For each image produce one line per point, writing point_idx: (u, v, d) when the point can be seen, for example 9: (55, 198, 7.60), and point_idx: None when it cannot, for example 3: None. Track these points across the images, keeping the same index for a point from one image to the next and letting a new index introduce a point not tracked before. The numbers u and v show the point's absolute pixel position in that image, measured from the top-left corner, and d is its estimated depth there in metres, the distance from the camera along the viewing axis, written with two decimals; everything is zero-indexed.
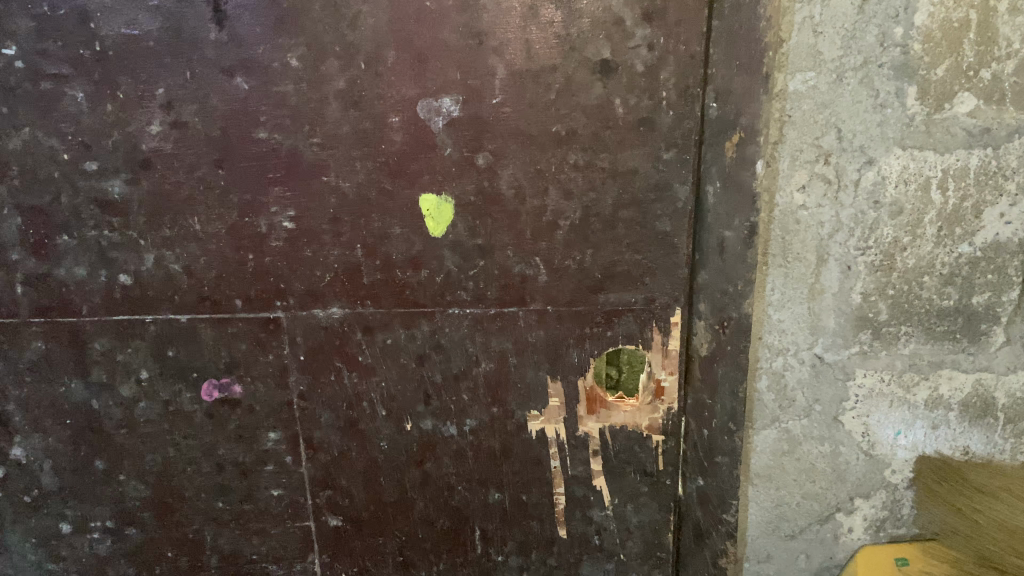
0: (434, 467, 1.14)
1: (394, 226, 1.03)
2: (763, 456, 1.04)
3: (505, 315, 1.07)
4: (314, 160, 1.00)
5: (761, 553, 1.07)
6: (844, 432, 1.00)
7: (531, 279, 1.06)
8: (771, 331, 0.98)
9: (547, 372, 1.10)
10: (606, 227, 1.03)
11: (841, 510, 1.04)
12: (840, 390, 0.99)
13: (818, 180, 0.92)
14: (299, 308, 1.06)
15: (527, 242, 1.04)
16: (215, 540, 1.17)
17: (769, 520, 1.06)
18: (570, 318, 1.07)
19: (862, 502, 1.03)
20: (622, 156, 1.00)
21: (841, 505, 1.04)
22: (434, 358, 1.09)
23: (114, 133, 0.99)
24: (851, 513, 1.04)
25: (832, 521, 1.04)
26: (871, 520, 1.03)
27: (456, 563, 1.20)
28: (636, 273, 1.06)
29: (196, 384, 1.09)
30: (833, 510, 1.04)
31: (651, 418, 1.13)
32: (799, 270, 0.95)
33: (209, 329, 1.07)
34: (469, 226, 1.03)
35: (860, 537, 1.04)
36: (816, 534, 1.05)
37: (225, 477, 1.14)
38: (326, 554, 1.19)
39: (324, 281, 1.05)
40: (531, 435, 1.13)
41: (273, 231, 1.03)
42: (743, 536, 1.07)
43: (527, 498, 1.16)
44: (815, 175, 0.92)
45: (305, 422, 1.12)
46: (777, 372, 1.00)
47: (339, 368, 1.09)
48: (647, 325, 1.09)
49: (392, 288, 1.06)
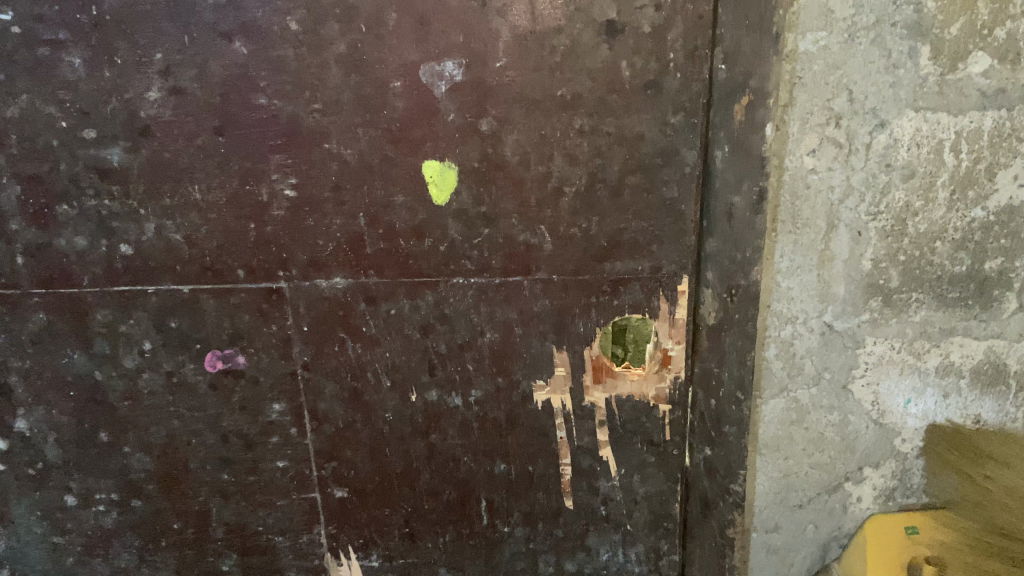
0: (439, 439, 1.14)
1: (397, 194, 1.01)
2: (772, 427, 1.02)
3: (510, 284, 1.06)
4: (316, 127, 0.98)
5: (769, 524, 1.07)
6: (853, 400, 1.01)
7: (536, 248, 1.04)
8: (780, 298, 0.97)
9: (553, 342, 1.09)
10: (612, 194, 1.02)
11: (850, 480, 1.05)
12: (849, 358, 0.99)
13: (829, 143, 0.90)
14: (301, 279, 1.05)
15: (532, 211, 1.02)
16: (220, 512, 1.17)
17: (776, 491, 1.06)
18: (576, 287, 1.06)
19: (870, 472, 1.04)
20: (628, 121, 0.98)
21: (850, 475, 1.04)
22: (439, 328, 1.08)
23: (111, 99, 0.97)
24: (859, 483, 1.05)
25: (841, 491, 1.05)
26: (880, 489, 1.05)
27: (462, 535, 1.19)
28: (643, 241, 1.04)
29: (199, 355, 1.08)
30: (842, 479, 1.05)
31: (657, 388, 1.11)
32: (808, 235, 0.94)
33: (212, 300, 1.06)
34: (473, 194, 1.02)
35: (869, 506, 1.05)
36: (825, 504, 1.06)
37: (229, 449, 1.13)
38: (332, 525, 1.19)
39: (327, 250, 1.04)
40: (537, 406, 1.12)
41: (275, 199, 1.01)
42: (751, 506, 1.06)
43: (533, 470, 1.15)
44: (826, 139, 0.90)
45: (309, 394, 1.11)
46: (786, 340, 0.98)
47: (343, 338, 1.08)
48: (654, 294, 1.07)
49: (396, 258, 1.04)
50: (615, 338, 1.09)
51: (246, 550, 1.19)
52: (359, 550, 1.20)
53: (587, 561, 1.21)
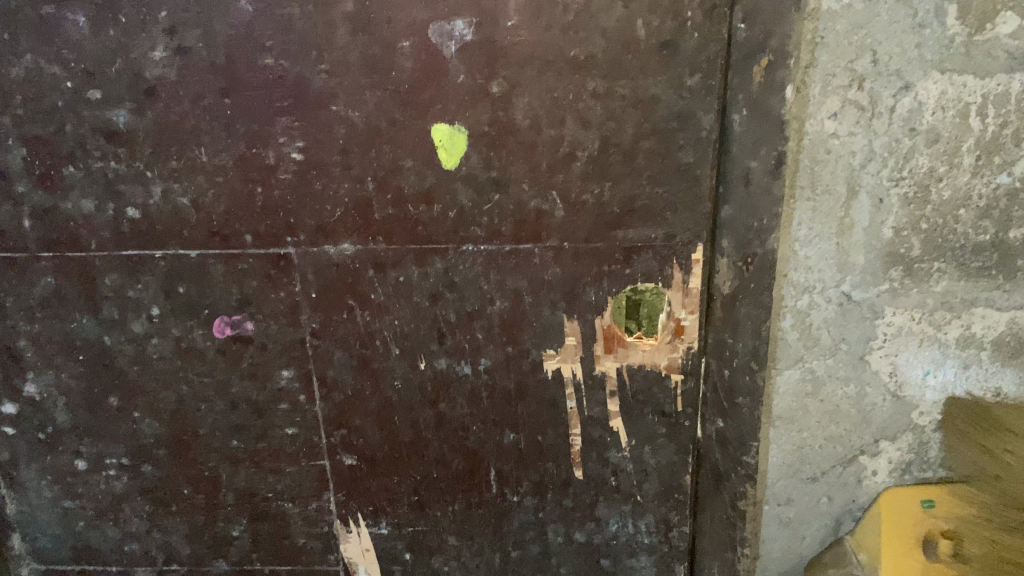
0: (448, 407, 1.13)
1: (405, 159, 0.99)
2: (786, 399, 1.01)
3: (520, 252, 1.04)
4: (323, 89, 0.96)
5: (781, 497, 1.06)
6: (870, 372, 0.99)
7: (547, 215, 1.02)
8: (797, 267, 0.95)
9: (563, 311, 1.07)
10: (625, 159, 0.99)
11: (866, 453, 1.03)
12: (867, 328, 0.97)
13: (851, 106, 0.88)
14: (309, 245, 1.04)
15: (543, 176, 1.00)
16: (230, 478, 1.17)
17: (789, 464, 1.04)
18: (588, 256, 1.04)
19: (887, 445, 1.02)
20: (643, 82, 0.96)
21: (865, 448, 1.03)
22: (448, 296, 1.06)
23: (116, 59, 0.95)
24: (875, 456, 1.03)
25: (856, 464, 1.04)
26: (896, 463, 1.03)
27: (471, 503, 1.19)
28: (657, 208, 1.02)
29: (208, 321, 1.07)
30: (857, 452, 1.03)
31: (670, 358, 1.09)
32: (827, 202, 0.92)
33: (219, 266, 1.04)
34: (483, 158, 0.99)
35: (884, 480, 1.04)
36: (839, 477, 1.05)
37: (238, 415, 1.13)
38: (341, 493, 1.18)
39: (334, 216, 1.02)
40: (547, 375, 1.10)
41: (282, 162, 1.00)
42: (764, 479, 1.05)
43: (543, 440, 1.14)
44: (848, 102, 0.88)
45: (317, 361, 1.10)
46: (802, 310, 0.97)
47: (352, 306, 1.07)
48: (667, 263, 1.05)
49: (404, 224, 1.03)
50: (627, 307, 1.07)
51: (256, 516, 1.19)
52: (369, 517, 1.20)
53: (596, 531, 1.20)
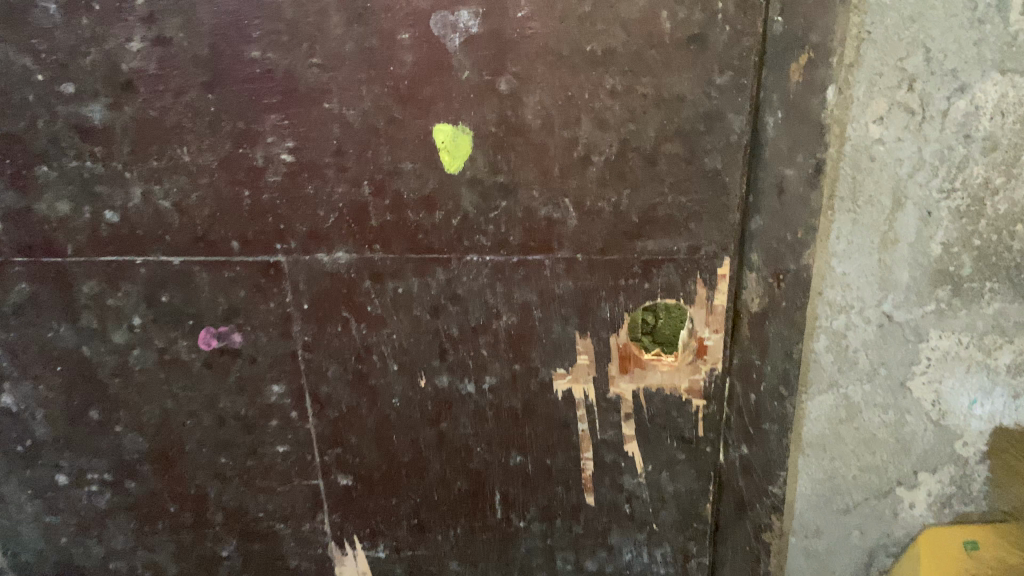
0: (450, 427, 1.05)
1: (405, 161, 0.91)
2: (818, 423, 1.00)
3: (529, 263, 0.95)
4: (315, 84, 0.88)
5: (810, 528, 1.05)
6: (912, 398, 0.97)
7: (559, 223, 0.93)
8: (833, 286, 0.93)
9: (576, 327, 0.98)
10: (646, 164, 0.89)
11: (903, 485, 1.02)
12: (910, 351, 0.95)
13: (899, 109, 0.85)
14: (301, 253, 0.96)
15: (555, 181, 0.91)
16: (218, 497, 1.10)
17: (821, 491, 1.03)
18: (603, 268, 0.94)
19: (926, 477, 1.01)
20: (667, 80, 0.86)
21: (903, 479, 1.01)
22: (451, 309, 0.98)
23: (89, 49, 0.88)
24: (913, 487, 1.01)
25: (892, 496, 1.02)
26: (936, 495, 1.01)
27: (474, 528, 1.11)
28: (680, 217, 0.92)
29: (193, 332, 1.00)
30: (894, 483, 1.02)
31: (691, 380, 1.00)
32: (869, 216, 0.89)
33: (205, 273, 0.97)
34: (490, 161, 0.90)
35: (922, 513, 1.02)
36: (874, 508, 1.03)
37: (227, 431, 1.06)
38: (336, 514, 1.11)
39: (328, 222, 0.94)
40: (558, 396, 1.02)
41: (270, 164, 0.91)
42: (791, 509, 1.05)
43: (552, 463, 1.06)
44: (896, 103, 0.84)
45: (310, 376, 1.02)
46: (838, 332, 0.95)
47: (347, 318, 0.99)
48: (690, 278, 0.95)
49: (403, 231, 0.94)
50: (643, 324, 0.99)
51: (246, 536, 1.12)
52: (366, 540, 1.12)
53: (608, 560, 1.12)
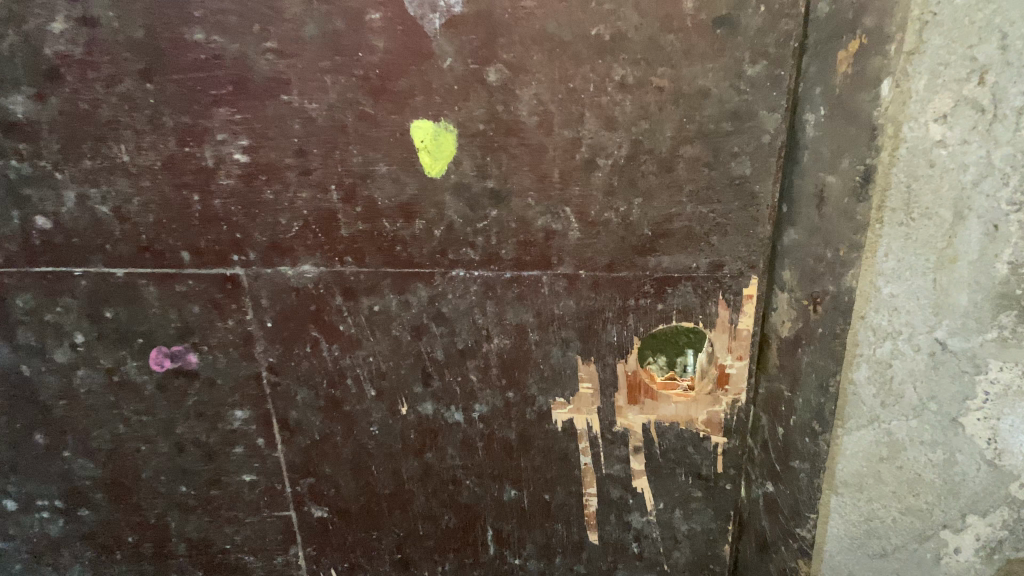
0: (436, 458, 0.93)
1: (378, 163, 0.77)
2: (853, 461, 0.82)
3: (524, 280, 0.82)
4: (270, 73, 0.74)
5: (840, 572, 0.87)
6: (964, 437, 0.77)
7: (558, 236, 0.80)
8: (879, 309, 0.76)
9: (577, 352, 0.85)
10: (661, 169, 0.76)
11: (948, 528, 0.81)
12: (964, 385, 0.76)
13: (967, 106, 0.67)
14: (262, 265, 0.83)
15: (554, 188, 0.77)
16: (181, 527, 1.00)
17: (854, 536, 0.85)
18: (610, 287, 0.81)
19: (974, 520, 0.80)
20: (688, 71, 0.72)
21: (949, 522, 0.81)
22: (435, 330, 0.85)
23: (6, 32, 0.75)
24: (960, 531, 0.81)
25: (934, 541, 0.82)
26: (985, 541, 0.80)
27: (464, 565, 1.00)
28: (699, 230, 0.78)
29: (143, 352, 0.89)
30: (938, 528, 0.81)
31: (710, 412, 0.88)
32: (925, 230, 0.71)
33: (152, 287, 0.85)
34: (477, 164, 0.77)
35: (967, 559, 0.81)
36: (912, 555, 0.83)
37: (187, 459, 0.95)
38: (311, 547, 1.00)
39: (291, 231, 0.81)
40: (557, 427, 0.90)
41: (222, 165, 0.78)
42: (819, 554, 0.87)
43: (551, 499, 0.94)
44: (963, 100, 0.67)
45: (278, 400, 0.91)
46: (881, 360, 0.77)
47: (316, 338, 0.87)
48: (711, 298, 0.82)
49: (378, 243, 0.81)
50: (659, 350, 0.86)
51: (213, 568, 1.02)
52: None
53: None
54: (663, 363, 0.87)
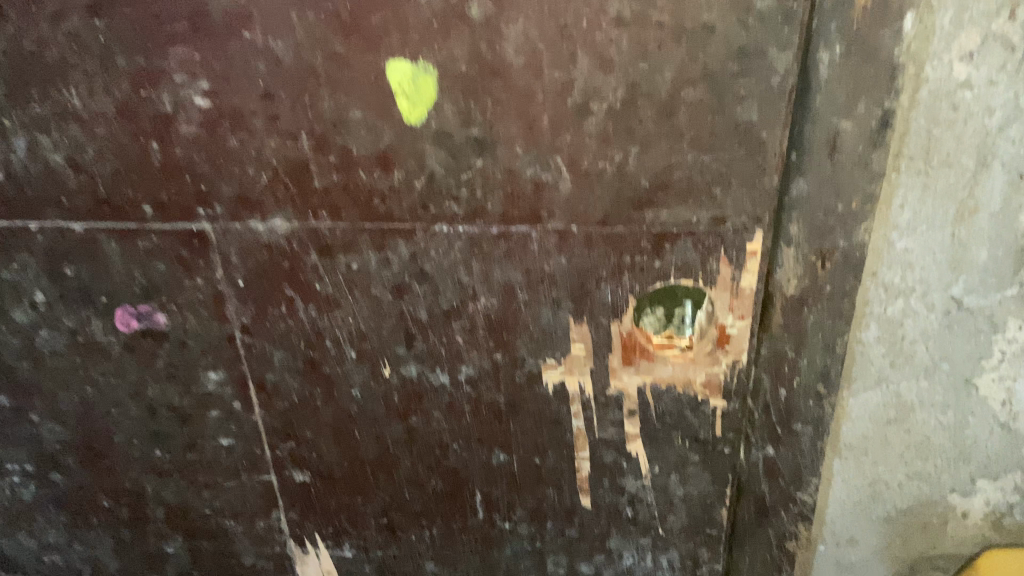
0: (421, 422, 0.88)
1: (352, 108, 0.70)
2: (861, 423, 0.83)
3: (512, 236, 0.76)
4: (228, 8, 0.67)
5: (842, 536, 0.91)
6: (977, 398, 0.80)
7: (548, 188, 0.74)
8: (892, 264, 0.74)
9: (569, 312, 0.80)
10: (661, 115, 0.69)
11: (956, 492, 0.86)
12: (980, 345, 0.77)
13: (995, 42, 0.64)
14: (229, 220, 0.77)
15: (544, 136, 0.71)
16: (158, 491, 0.96)
17: (860, 498, 0.88)
18: (604, 243, 0.76)
19: (985, 484, 0.85)
20: (692, 4, 0.65)
21: (958, 486, 0.85)
22: (417, 289, 0.80)
23: None
24: (969, 495, 0.86)
25: (943, 504, 0.87)
26: (995, 505, 0.85)
27: (453, 529, 0.97)
28: (701, 181, 0.72)
29: (107, 312, 0.84)
30: (947, 492, 0.86)
31: (708, 373, 0.83)
32: (945, 180, 0.70)
33: (114, 243, 0.80)
34: (460, 109, 0.70)
35: (975, 522, 0.87)
36: (918, 516, 0.88)
37: (160, 423, 0.91)
38: (294, 511, 0.96)
39: (259, 183, 0.75)
40: (548, 389, 0.85)
41: (182, 111, 0.72)
42: (821, 515, 0.90)
43: (541, 463, 0.90)
44: (991, 36, 0.64)
45: (253, 363, 0.85)
46: (893, 318, 0.77)
47: (291, 298, 0.81)
48: (712, 255, 0.76)
49: (354, 196, 0.75)
50: (656, 308, 0.79)
51: (193, 533, 0.99)
52: (330, 539, 0.98)
53: (606, 564, 0.98)
54: (660, 315, 0.80)
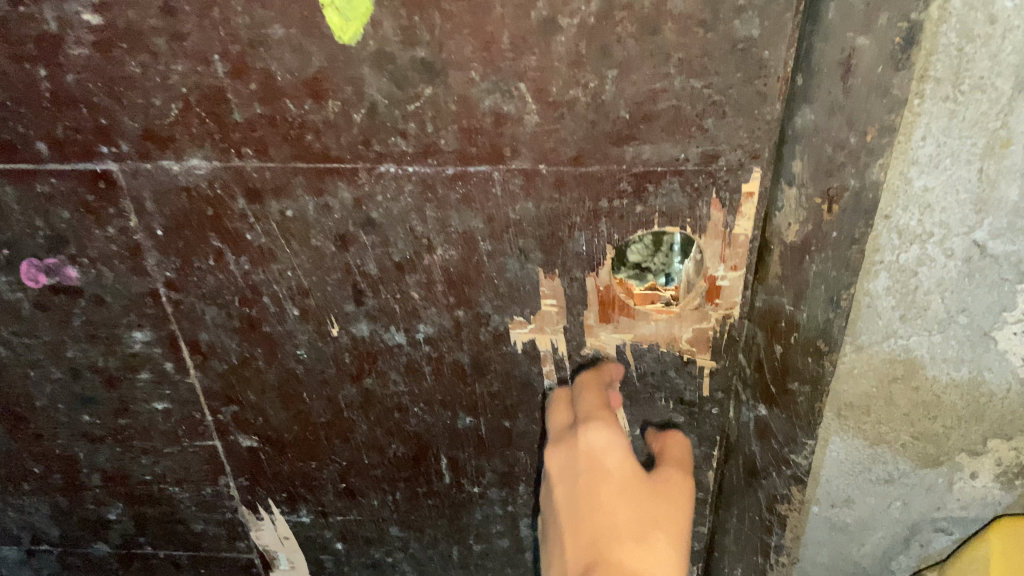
0: (376, 383, 0.79)
1: (271, 25, 0.58)
2: (863, 381, 0.75)
3: (471, 177, 0.66)
4: None
5: (839, 497, 0.84)
6: (995, 353, 0.71)
7: (511, 121, 0.62)
8: (908, 206, 0.64)
9: (539, 264, 0.70)
10: (643, 31, 0.58)
11: (965, 452, 0.78)
12: (1003, 297, 0.67)
13: None
14: (139, 159, 0.66)
15: (504, 57, 0.59)
16: (91, 457, 0.87)
17: (859, 461, 0.81)
18: (577, 184, 0.65)
19: (998, 444, 0.77)
20: None
21: (968, 447, 0.78)
22: (364, 239, 0.69)
23: None
24: (979, 455, 0.78)
25: (949, 464, 0.79)
26: (1007, 466, 0.78)
27: (418, 493, 0.89)
28: (690, 111, 0.61)
29: (11, 266, 0.73)
30: (955, 452, 0.78)
31: (696, 330, 0.74)
32: (976, 106, 0.58)
33: (10, 188, 0.68)
34: (402, 25, 0.58)
35: (985, 483, 0.80)
36: (923, 479, 0.81)
37: (85, 386, 0.81)
38: (243, 477, 0.88)
39: (170, 116, 0.63)
40: (517, 347, 0.76)
41: (69, 30, 0.60)
42: (816, 476, 0.82)
43: (511, 427, 0.82)
44: None
45: (182, 322, 0.75)
46: (905, 268, 0.67)
47: (219, 249, 0.70)
48: (701, 199, 0.66)
49: (282, 131, 0.63)
50: (641, 244, 0.71)
51: (135, 500, 0.91)
52: (284, 505, 0.90)
53: None
54: (648, 243, 0.71)
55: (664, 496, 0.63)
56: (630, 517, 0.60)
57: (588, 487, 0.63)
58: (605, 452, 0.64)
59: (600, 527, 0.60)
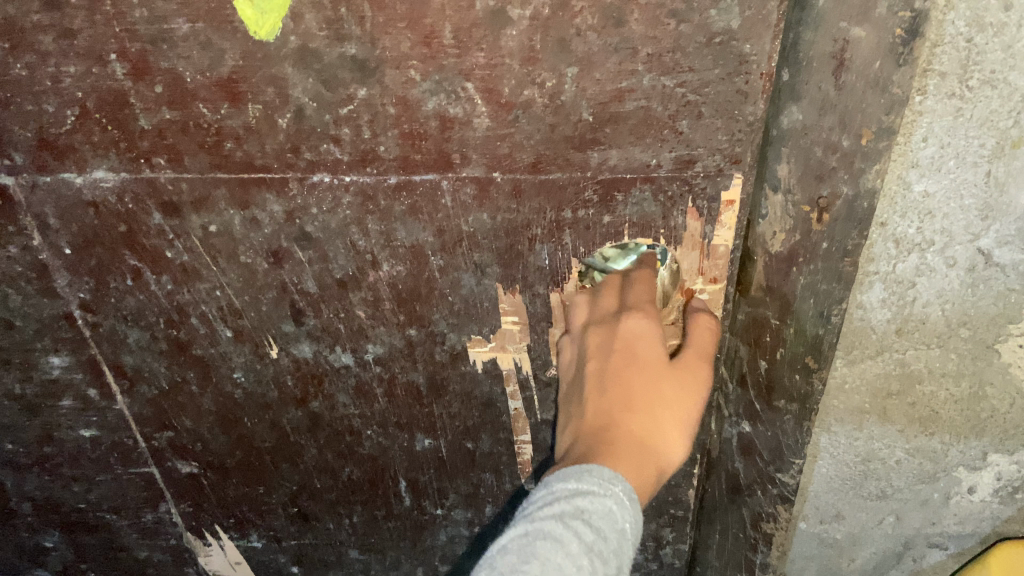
0: (324, 406, 0.72)
1: (174, 19, 0.50)
2: (855, 397, 0.68)
3: (416, 187, 0.58)
4: None
5: (828, 513, 0.77)
6: (998, 367, 0.64)
7: (459, 124, 0.55)
8: (907, 212, 0.56)
9: (497, 279, 0.63)
10: (607, 23, 0.50)
11: (962, 468, 0.72)
12: (1008, 306, 0.60)
13: None
14: (36, 172, 0.58)
15: (446, 53, 0.51)
16: (19, 486, 0.81)
17: (848, 478, 0.74)
18: (537, 192, 0.58)
19: (998, 459, 0.70)
20: None
21: (964, 461, 0.71)
22: (299, 255, 0.62)
23: None
24: (977, 470, 0.72)
25: (946, 479, 0.73)
26: (1007, 480, 0.72)
27: (376, 516, 0.83)
28: (662, 112, 0.54)
29: None
30: (952, 467, 0.72)
31: None
32: (985, 103, 0.51)
33: None
34: (326, 18, 0.50)
35: (982, 497, 0.74)
36: (916, 494, 0.75)
37: (3, 414, 0.74)
38: (186, 504, 0.81)
39: (66, 123, 0.55)
40: (476, 367, 0.69)
41: None
42: (803, 492, 0.76)
43: (474, 448, 0.75)
44: None
45: (103, 345, 0.68)
46: (903, 280, 0.60)
47: (137, 268, 0.63)
48: (676, 207, 0.59)
49: (196, 138, 0.55)
50: (616, 251, 0.65)
51: (71, 527, 0.85)
52: (232, 530, 0.84)
53: None
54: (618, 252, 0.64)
55: (689, 374, 0.54)
56: (654, 391, 0.51)
57: (614, 367, 0.53)
58: (637, 333, 0.54)
59: (621, 398, 0.51)
